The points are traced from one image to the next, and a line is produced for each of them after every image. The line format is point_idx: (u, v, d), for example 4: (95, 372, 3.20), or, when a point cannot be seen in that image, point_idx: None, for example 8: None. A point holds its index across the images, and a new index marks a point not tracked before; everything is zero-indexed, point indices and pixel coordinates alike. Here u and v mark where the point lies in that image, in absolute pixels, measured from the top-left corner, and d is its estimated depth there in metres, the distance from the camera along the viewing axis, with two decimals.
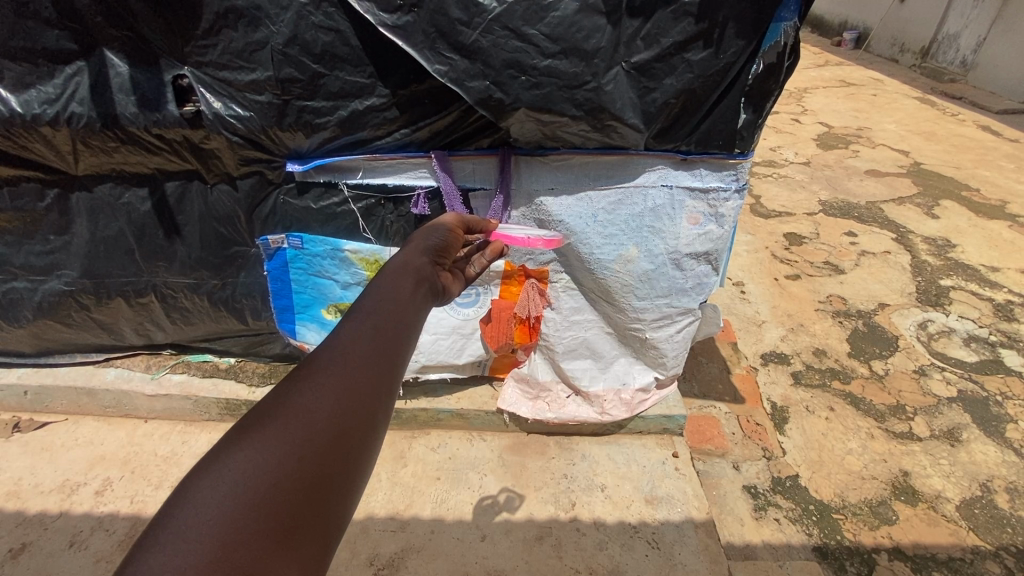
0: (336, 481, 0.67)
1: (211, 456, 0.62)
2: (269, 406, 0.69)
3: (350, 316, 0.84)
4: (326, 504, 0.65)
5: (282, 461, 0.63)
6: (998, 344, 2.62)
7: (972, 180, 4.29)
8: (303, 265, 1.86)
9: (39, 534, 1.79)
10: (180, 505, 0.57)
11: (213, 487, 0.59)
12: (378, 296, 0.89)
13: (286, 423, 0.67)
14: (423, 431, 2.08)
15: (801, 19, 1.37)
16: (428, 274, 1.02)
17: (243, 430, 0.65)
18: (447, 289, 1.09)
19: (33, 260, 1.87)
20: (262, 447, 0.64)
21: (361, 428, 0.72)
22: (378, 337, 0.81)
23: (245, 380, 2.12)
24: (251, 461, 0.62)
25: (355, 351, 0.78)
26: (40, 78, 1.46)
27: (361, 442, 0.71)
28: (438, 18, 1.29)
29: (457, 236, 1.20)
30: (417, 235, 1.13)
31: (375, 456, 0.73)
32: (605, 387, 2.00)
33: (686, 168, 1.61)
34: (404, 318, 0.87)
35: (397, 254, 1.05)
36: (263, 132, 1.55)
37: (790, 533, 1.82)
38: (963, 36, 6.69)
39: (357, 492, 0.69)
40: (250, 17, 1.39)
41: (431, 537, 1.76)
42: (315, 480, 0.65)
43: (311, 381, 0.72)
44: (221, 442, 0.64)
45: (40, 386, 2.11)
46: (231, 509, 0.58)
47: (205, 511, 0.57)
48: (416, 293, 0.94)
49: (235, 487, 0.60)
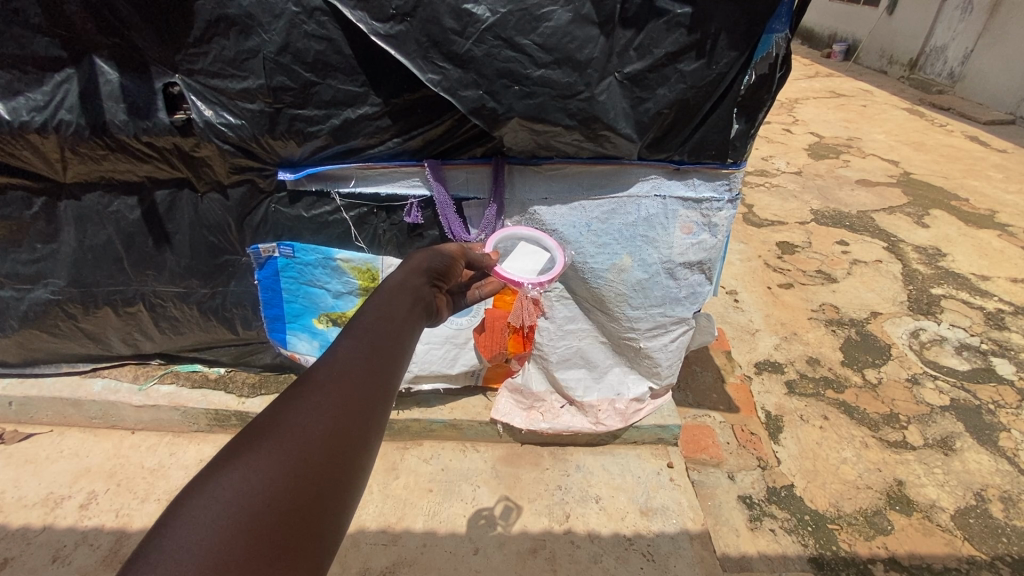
0: (331, 501, 0.65)
1: (203, 475, 0.61)
2: (264, 424, 0.68)
3: (346, 333, 0.83)
4: (321, 523, 0.63)
5: (276, 481, 0.62)
6: (990, 352, 2.63)
7: (961, 189, 4.33)
8: (294, 274, 1.84)
9: (21, 549, 1.74)
10: (172, 526, 0.55)
11: (207, 506, 0.58)
12: (374, 314, 0.88)
13: (281, 441, 0.65)
14: (415, 441, 2.06)
15: (793, 31, 1.38)
16: (425, 294, 1.01)
17: (238, 447, 0.64)
18: (439, 311, 1.08)
19: (19, 269, 1.85)
20: (257, 465, 0.62)
21: (356, 446, 0.70)
22: (374, 354, 0.81)
23: (235, 391, 2.08)
24: (245, 480, 0.60)
25: (351, 368, 0.77)
26: (29, 85, 1.45)
27: (356, 459, 0.70)
28: (431, 28, 1.29)
29: (453, 258, 1.20)
30: (415, 255, 1.13)
31: (370, 475, 0.72)
32: (600, 397, 1.99)
33: (679, 178, 1.61)
34: (400, 337, 0.87)
35: (394, 272, 1.04)
36: (255, 140, 1.54)
37: (786, 544, 1.80)
38: (951, 49, 6.79)
39: (351, 511, 0.67)
40: (242, 25, 1.38)
41: (423, 550, 1.73)
42: (311, 498, 0.63)
43: (305, 399, 0.71)
44: (214, 461, 0.62)
45: (25, 397, 2.07)
46: (224, 530, 0.56)
47: (197, 532, 0.55)
48: (412, 312, 0.94)
49: (229, 506, 0.58)
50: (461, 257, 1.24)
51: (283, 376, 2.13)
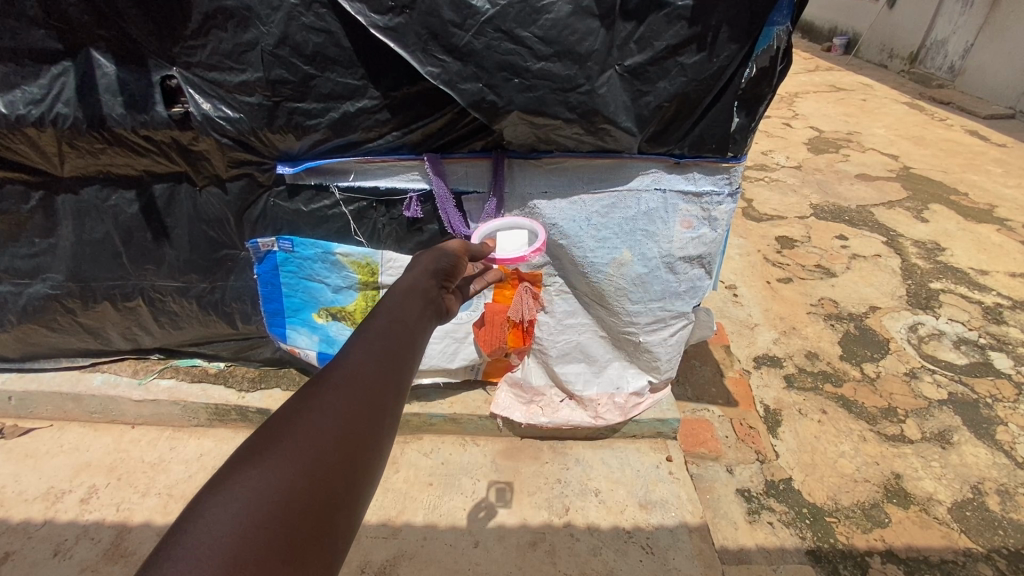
0: (345, 499, 0.65)
1: (221, 476, 0.61)
2: (278, 425, 0.68)
3: (356, 336, 0.84)
4: (336, 522, 0.63)
5: (293, 480, 0.62)
6: (988, 347, 2.64)
7: (960, 184, 4.32)
8: (293, 269, 1.83)
9: (22, 543, 1.75)
10: (192, 524, 0.55)
11: (225, 505, 0.58)
12: (384, 317, 0.88)
13: (295, 442, 0.65)
14: (415, 436, 2.06)
15: (794, 24, 1.38)
16: (433, 297, 1.01)
17: (254, 448, 0.64)
18: (447, 311, 1.08)
19: (18, 263, 1.84)
20: (273, 465, 0.62)
21: (368, 447, 0.70)
22: (385, 357, 0.81)
23: (234, 385, 2.08)
24: (262, 479, 0.60)
25: (362, 369, 0.77)
26: (25, 78, 1.43)
27: (369, 460, 0.70)
28: (431, 20, 1.28)
29: (458, 258, 1.20)
30: (422, 258, 1.13)
31: (381, 476, 0.71)
32: (599, 391, 1.99)
33: (679, 172, 1.61)
34: (409, 340, 0.87)
35: (401, 276, 1.04)
36: (253, 134, 1.53)
37: (784, 536, 1.81)
38: (951, 42, 6.76)
39: (364, 511, 0.67)
40: (240, 18, 1.37)
41: (423, 544, 1.74)
42: (325, 498, 0.63)
43: (318, 401, 0.71)
44: (230, 461, 0.62)
45: (25, 392, 2.07)
46: (243, 527, 0.56)
47: (217, 530, 0.55)
48: (421, 315, 0.94)
49: (247, 505, 0.58)
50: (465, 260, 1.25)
51: (283, 370, 2.13)
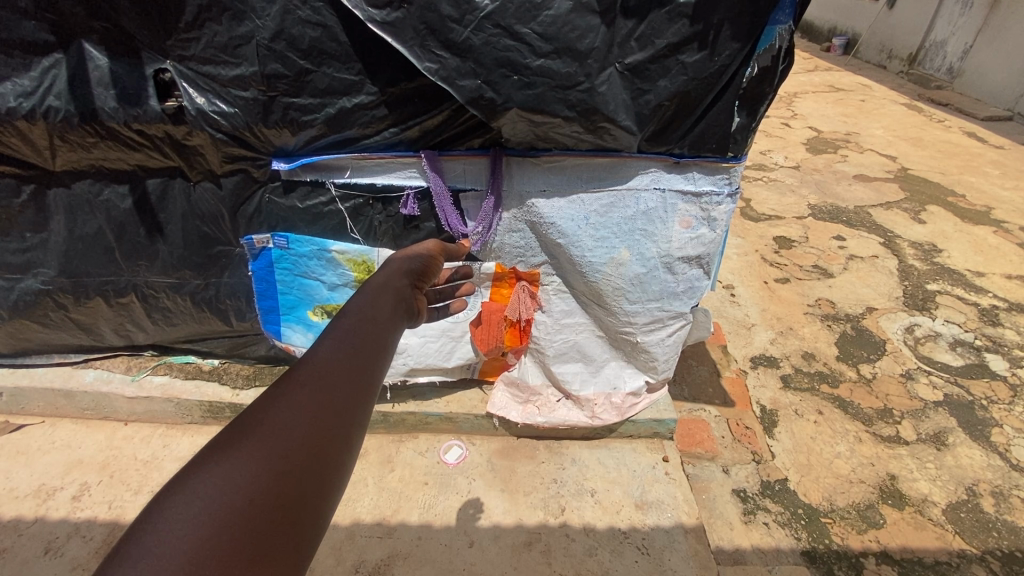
0: (313, 498, 0.64)
1: (185, 474, 0.60)
2: (246, 423, 0.67)
3: (327, 333, 0.82)
4: (300, 523, 0.61)
5: (258, 478, 0.61)
6: (983, 348, 2.64)
7: (957, 185, 4.32)
8: (289, 265, 1.82)
9: (13, 541, 1.73)
10: (152, 522, 0.54)
11: (188, 503, 0.57)
12: (358, 313, 0.86)
13: (261, 440, 0.64)
14: (411, 434, 2.05)
15: (795, 23, 1.36)
16: (408, 293, 0.99)
17: (220, 445, 0.63)
18: (424, 312, 1.06)
19: (9, 258, 1.82)
20: (238, 462, 0.61)
21: (338, 444, 0.69)
22: (355, 352, 0.79)
23: (229, 382, 2.07)
24: (227, 478, 0.60)
25: (331, 365, 0.75)
26: (16, 70, 1.41)
27: (337, 459, 0.68)
28: (429, 15, 1.26)
29: (432, 259, 1.20)
30: (396, 259, 1.12)
31: (352, 472, 0.70)
32: (596, 391, 1.98)
33: (678, 171, 1.60)
34: (384, 334, 0.85)
35: (376, 275, 1.02)
36: (248, 129, 1.51)
37: (779, 536, 1.81)
38: (950, 44, 6.75)
39: (333, 509, 0.66)
40: (235, 10, 1.35)
41: (418, 543, 1.73)
42: (290, 496, 0.62)
43: (285, 399, 0.70)
44: (195, 460, 0.61)
45: (17, 388, 2.05)
46: (205, 526, 0.55)
47: (177, 529, 0.54)
48: (396, 312, 0.91)
49: (210, 504, 0.57)
50: (439, 260, 1.23)
51: (278, 367, 2.12)
